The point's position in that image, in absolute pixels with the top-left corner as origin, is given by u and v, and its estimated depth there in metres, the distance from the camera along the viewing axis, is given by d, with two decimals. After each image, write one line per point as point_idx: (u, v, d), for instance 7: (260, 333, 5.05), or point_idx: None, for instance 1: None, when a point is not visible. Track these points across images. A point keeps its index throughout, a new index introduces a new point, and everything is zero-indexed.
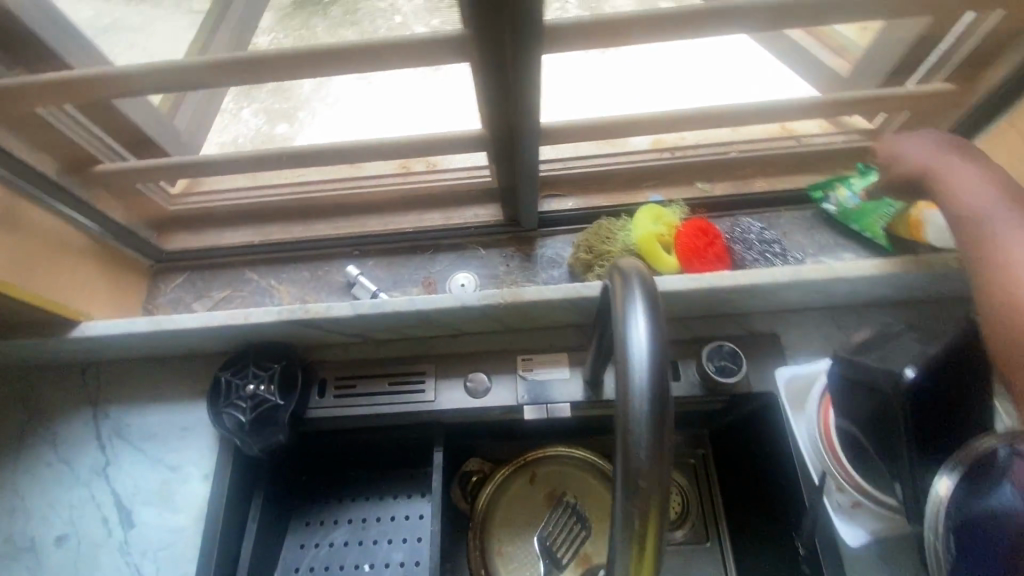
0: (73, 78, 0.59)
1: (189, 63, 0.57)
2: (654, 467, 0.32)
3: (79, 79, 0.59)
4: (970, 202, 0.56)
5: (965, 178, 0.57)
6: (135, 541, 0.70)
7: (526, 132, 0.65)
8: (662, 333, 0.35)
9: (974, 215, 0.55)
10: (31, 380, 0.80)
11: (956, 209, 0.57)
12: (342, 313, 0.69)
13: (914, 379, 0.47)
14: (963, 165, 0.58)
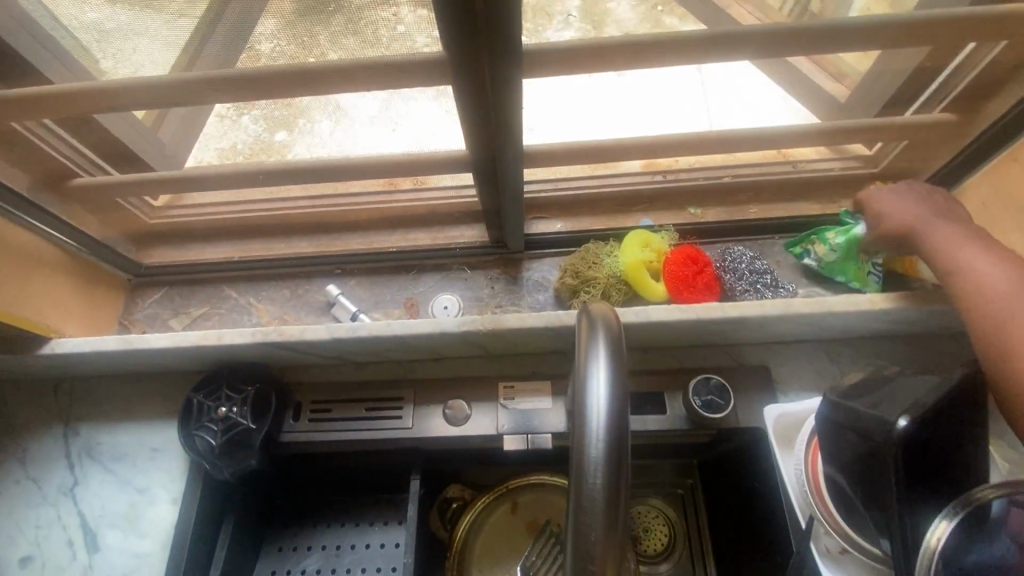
0: (42, 94, 0.57)
1: (161, 81, 0.56)
2: (605, 534, 0.32)
3: (48, 95, 0.57)
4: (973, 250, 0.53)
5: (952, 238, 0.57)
6: (99, 566, 0.68)
7: (509, 155, 0.63)
8: (620, 392, 0.34)
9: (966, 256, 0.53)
10: (3, 395, 0.78)
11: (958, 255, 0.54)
12: (317, 336, 0.67)
13: (908, 426, 0.44)
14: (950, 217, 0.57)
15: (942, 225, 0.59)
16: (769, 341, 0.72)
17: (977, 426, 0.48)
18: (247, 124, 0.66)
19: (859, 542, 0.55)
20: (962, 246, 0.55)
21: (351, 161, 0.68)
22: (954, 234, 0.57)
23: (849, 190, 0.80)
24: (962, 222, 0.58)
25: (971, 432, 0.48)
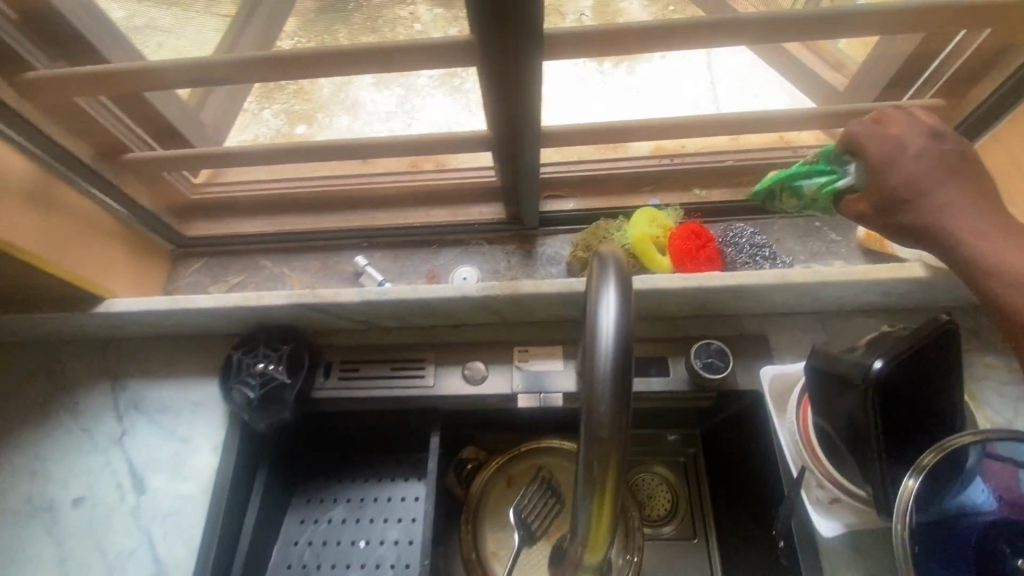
0: (107, 71, 0.63)
1: (214, 61, 0.62)
2: (614, 429, 0.36)
3: (112, 72, 0.63)
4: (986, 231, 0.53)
5: (947, 211, 0.56)
6: (145, 506, 0.74)
7: (528, 133, 0.69)
8: (629, 311, 0.38)
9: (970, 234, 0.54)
10: (58, 353, 0.85)
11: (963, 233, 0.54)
12: (349, 299, 0.73)
13: (884, 369, 0.49)
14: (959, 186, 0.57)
15: (944, 196, 0.56)
16: (769, 312, 0.77)
17: (948, 382, 0.54)
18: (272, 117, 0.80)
19: (844, 484, 0.59)
20: (967, 221, 0.55)
21: (381, 140, 0.75)
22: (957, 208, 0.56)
23: None
24: (964, 188, 0.56)
25: (944, 385, 0.53)
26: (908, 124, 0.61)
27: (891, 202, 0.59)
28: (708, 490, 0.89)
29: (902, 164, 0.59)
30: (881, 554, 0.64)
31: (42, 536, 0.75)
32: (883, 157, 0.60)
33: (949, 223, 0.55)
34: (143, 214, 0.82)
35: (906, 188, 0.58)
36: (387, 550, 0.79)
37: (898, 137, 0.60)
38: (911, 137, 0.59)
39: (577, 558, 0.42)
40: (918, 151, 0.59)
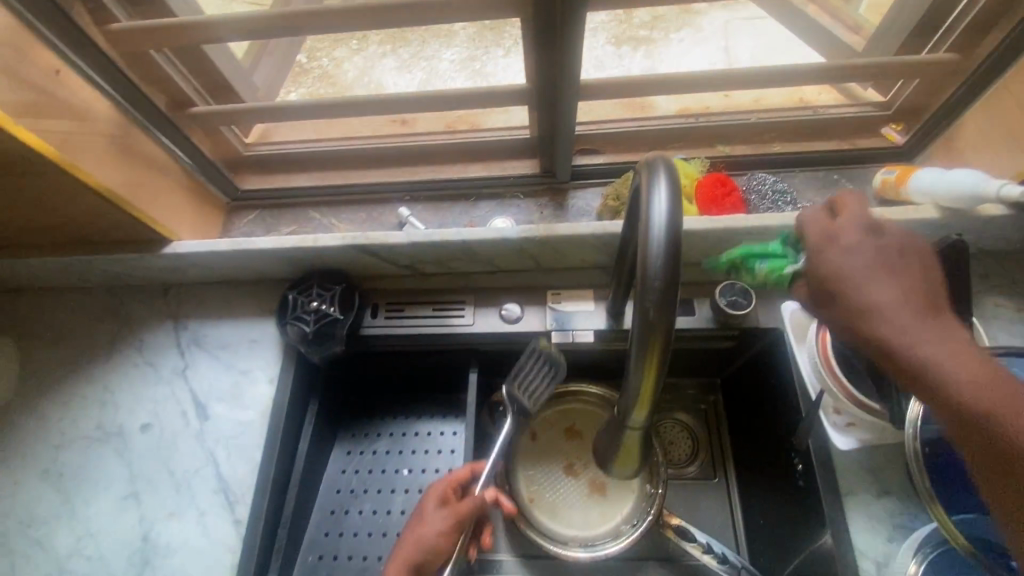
0: (177, 23, 0.69)
1: (275, 14, 0.68)
2: (665, 298, 0.40)
3: (181, 24, 0.69)
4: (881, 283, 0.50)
5: (959, 352, 0.46)
6: (209, 430, 0.81)
7: (567, 87, 0.74)
8: (679, 198, 0.41)
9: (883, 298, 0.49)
10: (121, 297, 0.92)
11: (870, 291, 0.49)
12: (397, 240, 0.79)
13: (899, 279, 0.55)
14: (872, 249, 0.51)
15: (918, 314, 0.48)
16: (789, 258, 0.82)
17: (955, 303, 0.59)
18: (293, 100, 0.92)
19: (855, 395, 0.65)
20: (940, 349, 0.46)
21: (426, 93, 0.81)
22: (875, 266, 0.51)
23: (865, 132, 0.89)
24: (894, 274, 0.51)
25: (947, 304, 0.59)
26: (852, 227, 0.53)
27: (892, 327, 0.48)
28: (724, 433, 0.94)
29: (854, 262, 0.51)
30: (894, 475, 0.69)
31: (112, 459, 0.81)
32: (811, 249, 0.53)
33: (916, 336, 0.47)
34: (204, 165, 0.89)
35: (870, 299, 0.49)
36: (430, 477, 0.85)
37: (836, 233, 0.53)
38: (859, 240, 0.52)
39: (627, 427, 0.47)
40: (863, 237, 0.52)
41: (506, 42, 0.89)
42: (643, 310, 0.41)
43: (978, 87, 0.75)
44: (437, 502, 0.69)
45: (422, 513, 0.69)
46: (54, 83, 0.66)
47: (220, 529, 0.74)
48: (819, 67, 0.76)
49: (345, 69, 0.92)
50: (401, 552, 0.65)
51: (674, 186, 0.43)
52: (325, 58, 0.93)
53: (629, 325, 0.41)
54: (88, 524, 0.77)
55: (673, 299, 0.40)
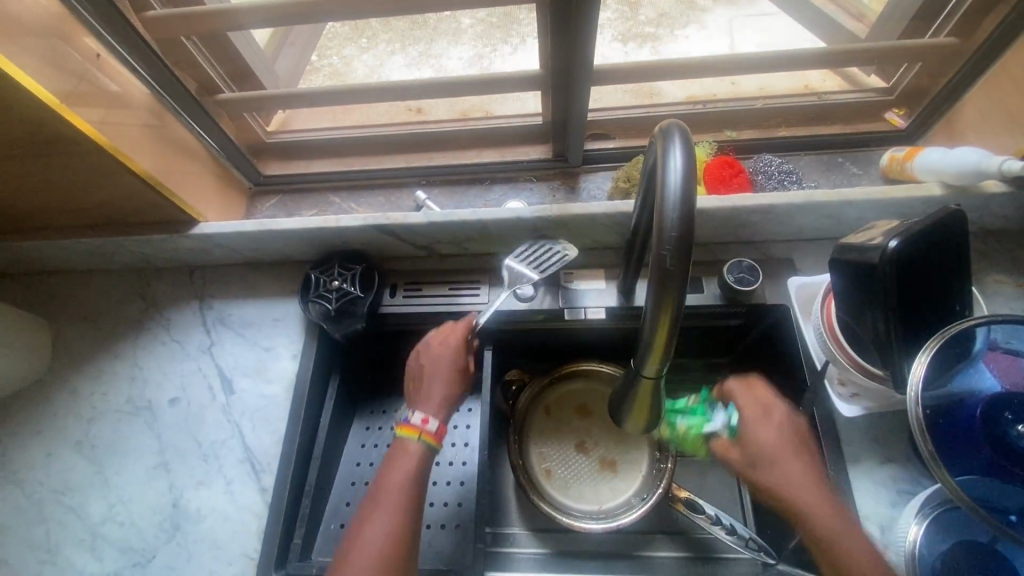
0: (205, 11, 0.72)
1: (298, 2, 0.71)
2: (680, 254, 0.43)
3: (209, 12, 0.72)
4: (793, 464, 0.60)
5: (839, 512, 0.57)
6: (235, 404, 0.84)
7: (580, 71, 0.77)
8: (693, 161, 0.44)
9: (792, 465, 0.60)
10: (148, 279, 0.95)
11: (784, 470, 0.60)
12: (416, 220, 0.82)
13: (896, 247, 0.57)
14: (793, 452, 0.61)
15: (814, 481, 0.59)
16: (794, 238, 0.85)
17: (952, 270, 0.62)
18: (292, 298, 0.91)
19: (868, 369, 0.66)
20: (828, 510, 0.57)
21: (445, 79, 0.84)
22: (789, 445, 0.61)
23: (869, 116, 0.92)
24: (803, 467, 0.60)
25: (949, 273, 0.62)
26: (765, 416, 0.64)
27: (793, 488, 0.58)
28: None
29: (767, 441, 0.62)
30: (896, 444, 0.72)
31: (142, 431, 0.84)
32: (752, 415, 0.64)
33: (811, 500, 0.57)
34: (229, 150, 0.93)
35: (779, 462, 0.60)
36: (447, 451, 0.89)
37: (755, 428, 0.63)
38: (779, 422, 0.63)
39: (642, 375, 0.51)
40: (776, 431, 0.62)
41: (513, 39, 0.89)
42: (659, 265, 0.44)
43: (976, 70, 0.77)
44: (451, 359, 0.74)
45: (433, 367, 0.74)
46: (94, 68, 0.71)
47: (247, 496, 0.77)
48: (824, 52, 0.79)
49: (355, 67, 0.92)
50: (426, 396, 0.72)
51: (689, 151, 0.46)
52: (335, 57, 0.93)
53: (646, 279, 0.44)
54: (120, 492, 0.81)
55: (687, 254, 0.43)
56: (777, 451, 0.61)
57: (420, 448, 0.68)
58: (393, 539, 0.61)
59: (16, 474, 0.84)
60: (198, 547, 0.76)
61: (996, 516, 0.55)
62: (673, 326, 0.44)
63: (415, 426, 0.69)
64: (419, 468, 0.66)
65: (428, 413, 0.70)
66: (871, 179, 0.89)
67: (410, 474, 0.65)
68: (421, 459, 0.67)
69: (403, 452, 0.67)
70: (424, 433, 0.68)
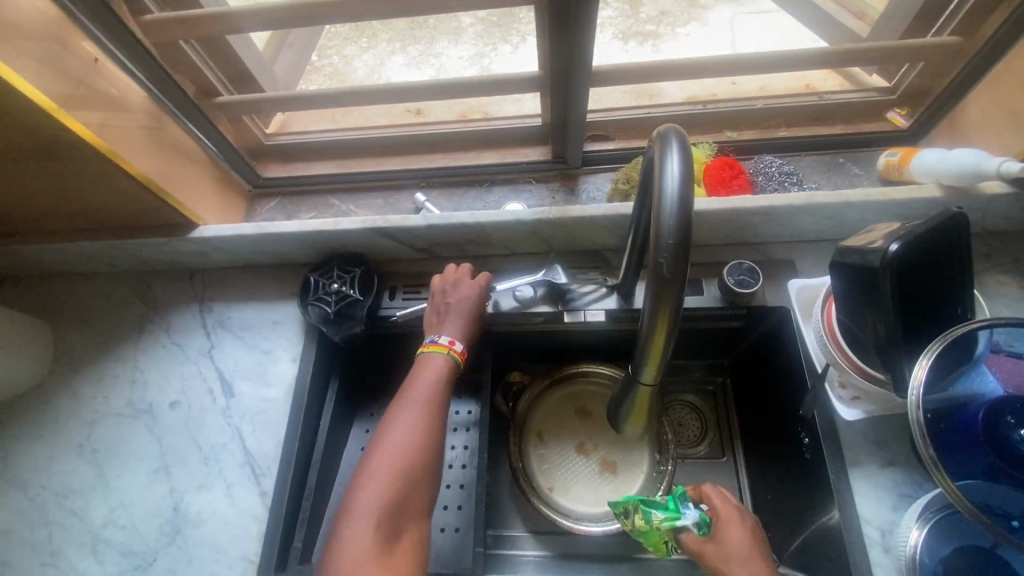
0: (202, 14, 0.72)
1: (293, 5, 0.71)
2: (676, 260, 0.43)
3: (205, 15, 0.72)
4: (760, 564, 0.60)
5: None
6: (234, 407, 0.84)
7: (578, 73, 0.76)
8: (691, 165, 0.44)
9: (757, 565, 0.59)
10: (148, 282, 0.95)
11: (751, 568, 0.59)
12: (414, 223, 0.82)
13: (897, 251, 0.56)
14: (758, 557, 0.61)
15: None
16: (795, 239, 0.84)
17: (955, 272, 0.61)
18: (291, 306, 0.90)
19: (868, 373, 0.66)
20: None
21: (444, 81, 0.84)
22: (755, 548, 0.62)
23: (870, 116, 0.91)
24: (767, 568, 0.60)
25: (951, 275, 0.61)
26: (737, 523, 0.64)
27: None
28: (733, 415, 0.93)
29: (733, 547, 0.62)
30: (897, 447, 0.72)
31: (142, 434, 0.84)
32: (721, 516, 0.65)
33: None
34: (228, 153, 0.93)
35: (745, 566, 0.60)
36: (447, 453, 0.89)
37: (725, 534, 0.63)
38: (748, 527, 0.64)
39: (641, 379, 0.50)
40: (746, 539, 0.62)
41: (513, 38, 0.90)
42: (656, 270, 0.43)
43: (979, 70, 0.77)
44: (473, 291, 0.80)
45: (455, 296, 0.79)
46: (92, 72, 0.71)
47: (247, 500, 0.78)
48: (825, 52, 0.79)
49: (356, 66, 0.94)
50: (449, 321, 0.77)
51: (687, 155, 0.46)
52: (335, 56, 0.95)
53: (644, 283, 0.44)
54: (121, 496, 0.81)
55: (684, 259, 0.42)
56: (741, 551, 0.61)
57: (448, 365, 0.74)
58: (416, 437, 0.66)
59: (18, 477, 0.84)
60: (199, 551, 0.76)
61: (997, 521, 0.55)
62: (669, 330, 0.44)
63: (443, 344, 0.74)
64: (447, 379, 0.73)
65: (454, 334, 0.76)
66: (873, 180, 0.88)
67: (435, 384, 0.71)
68: (447, 374, 0.73)
69: (431, 366, 0.73)
70: (452, 349, 0.74)
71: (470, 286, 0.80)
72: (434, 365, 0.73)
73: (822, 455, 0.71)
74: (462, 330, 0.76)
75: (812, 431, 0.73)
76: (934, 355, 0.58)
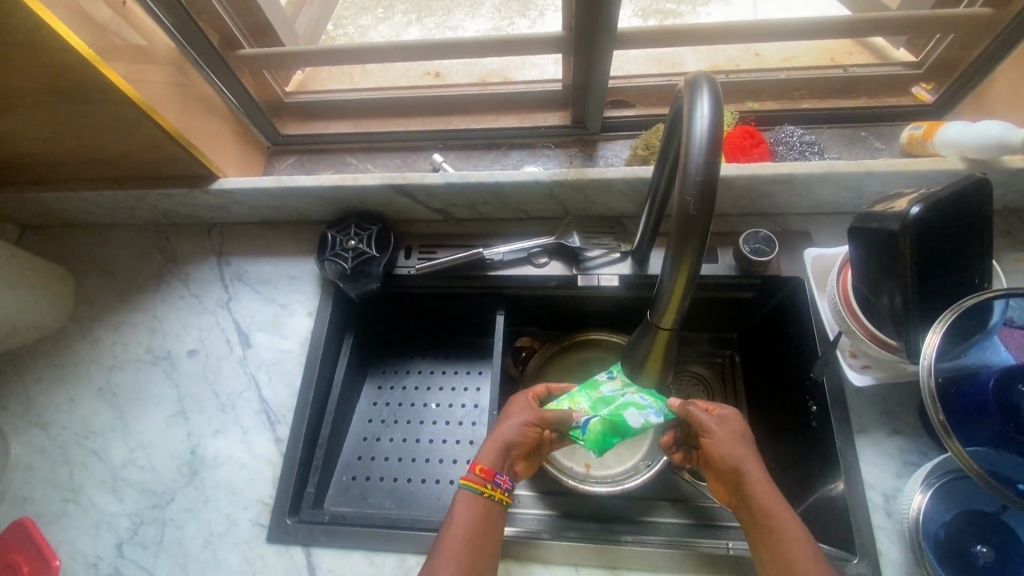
0: None
1: None
2: (703, 201, 0.43)
3: None
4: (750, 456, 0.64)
5: (774, 496, 0.61)
6: (252, 357, 0.85)
7: (603, 35, 0.75)
8: (721, 108, 0.44)
9: (751, 458, 0.64)
10: (168, 235, 0.97)
11: (745, 456, 0.64)
12: (433, 181, 0.83)
13: (918, 213, 0.57)
14: (751, 448, 0.65)
15: (765, 476, 0.62)
16: (811, 211, 0.84)
17: (973, 241, 0.61)
18: (310, 263, 0.91)
19: (883, 340, 0.67)
20: (769, 496, 0.61)
21: (466, 39, 0.83)
22: (746, 440, 0.65)
23: (895, 90, 0.90)
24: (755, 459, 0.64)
25: (968, 247, 0.61)
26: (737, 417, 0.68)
27: (743, 470, 0.63)
28: (739, 387, 0.93)
29: (733, 432, 0.66)
30: (903, 414, 0.73)
31: (161, 380, 0.86)
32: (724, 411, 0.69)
33: (758, 482, 0.61)
34: (250, 109, 0.94)
35: (741, 454, 0.64)
36: (456, 411, 0.90)
37: (725, 423, 0.67)
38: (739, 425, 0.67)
39: (660, 323, 0.51)
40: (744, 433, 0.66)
41: (530, 13, 0.91)
42: (681, 211, 0.44)
43: (1013, 39, 0.75)
44: (513, 428, 0.70)
45: (513, 417, 0.71)
46: (118, 17, 0.72)
47: (262, 446, 0.79)
48: (854, 19, 0.77)
49: (371, 36, 0.90)
50: (489, 441, 0.70)
51: (717, 102, 0.46)
52: (350, 25, 0.93)
53: (670, 223, 0.45)
54: (140, 437, 0.83)
55: (711, 200, 0.43)
56: (736, 440, 0.65)
57: (491, 504, 0.65)
58: (479, 534, 0.63)
59: (40, 417, 0.86)
60: (215, 493, 0.77)
61: (1004, 484, 0.55)
62: (693, 268, 0.45)
63: (480, 474, 0.66)
64: (478, 518, 0.64)
65: (486, 462, 0.67)
66: (892, 154, 0.88)
67: (479, 518, 0.64)
68: (489, 517, 0.65)
69: (469, 496, 0.65)
70: (483, 483, 0.66)
71: (516, 411, 0.72)
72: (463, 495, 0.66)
73: (828, 421, 0.72)
74: (493, 452, 0.68)
75: (819, 399, 0.74)
76: (950, 319, 0.58)
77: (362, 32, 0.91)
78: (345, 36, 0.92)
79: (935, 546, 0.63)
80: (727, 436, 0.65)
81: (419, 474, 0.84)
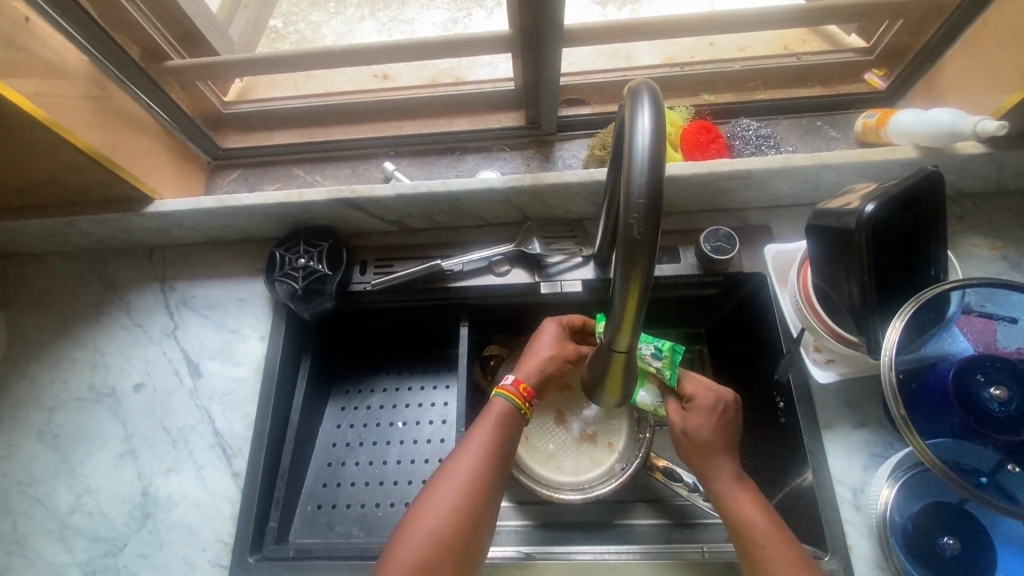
0: None
1: None
2: (648, 219, 0.41)
3: None
4: (717, 449, 0.66)
5: (741, 491, 0.63)
6: (203, 388, 0.81)
7: (551, 34, 0.72)
8: (662, 119, 0.42)
9: (713, 452, 0.66)
10: (107, 261, 0.92)
11: (708, 452, 0.66)
12: (383, 193, 0.79)
13: (873, 211, 0.56)
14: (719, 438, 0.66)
15: (729, 472, 0.65)
16: (770, 205, 0.84)
17: (928, 234, 0.61)
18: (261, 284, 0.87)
19: (844, 336, 0.66)
20: (726, 485, 0.64)
21: (414, 41, 0.79)
22: (715, 433, 0.67)
23: (848, 78, 0.90)
24: (723, 452, 0.66)
25: (923, 239, 0.61)
26: (709, 405, 0.68)
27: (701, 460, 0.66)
28: None
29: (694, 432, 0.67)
30: (870, 407, 0.73)
31: (107, 418, 0.81)
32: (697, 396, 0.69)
33: (722, 481, 0.64)
34: (184, 123, 0.88)
35: (702, 446, 0.66)
36: (425, 428, 0.87)
37: (691, 418, 0.68)
38: (708, 415, 0.68)
39: (614, 345, 0.48)
40: (716, 421, 0.67)
41: (488, 4, 0.87)
42: (626, 230, 0.42)
43: (960, 24, 0.75)
44: (550, 356, 0.72)
45: (542, 347, 0.73)
46: (23, 32, 0.65)
47: (218, 482, 0.75)
48: (806, 9, 0.76)
49: (323, 32, 0.88)
50: (527, 365, 0.72)
51: (660, 113, 0.44)
52: (301, 22, 0.89)
53: (616, 241, 0.42)
54: (87, 481, 0.78)
55: (656, 215, 0.41)
56: (699, 441, 0.67)
57: (518, 414, 0.68)
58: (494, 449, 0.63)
59: None
60: (171, 535, 0.73)
61: (968, 479, 0.55)
62: (644, 289, 0.42)
63: (522, 391, 0.69)
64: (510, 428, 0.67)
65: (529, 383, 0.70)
66: (848, 142, 0.87)
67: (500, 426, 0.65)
68: (513, 426, 0.67)
69: (506, 406, 0.67)
70: (523, 399, 0.68)
71: (551, 342, 0.73)
72: (502, 409, 0.66)
73: (796, 417, 0.72)
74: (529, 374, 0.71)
75: (786, 395, 0.74)
76: (908, 312, 0.58)
77: (306, 37, 0.87)
78: (285, 40, 0.87)
79: (903, 539, 0.63)
80: (696, 436, 0.67)
81: (388, 497, 0.81)
